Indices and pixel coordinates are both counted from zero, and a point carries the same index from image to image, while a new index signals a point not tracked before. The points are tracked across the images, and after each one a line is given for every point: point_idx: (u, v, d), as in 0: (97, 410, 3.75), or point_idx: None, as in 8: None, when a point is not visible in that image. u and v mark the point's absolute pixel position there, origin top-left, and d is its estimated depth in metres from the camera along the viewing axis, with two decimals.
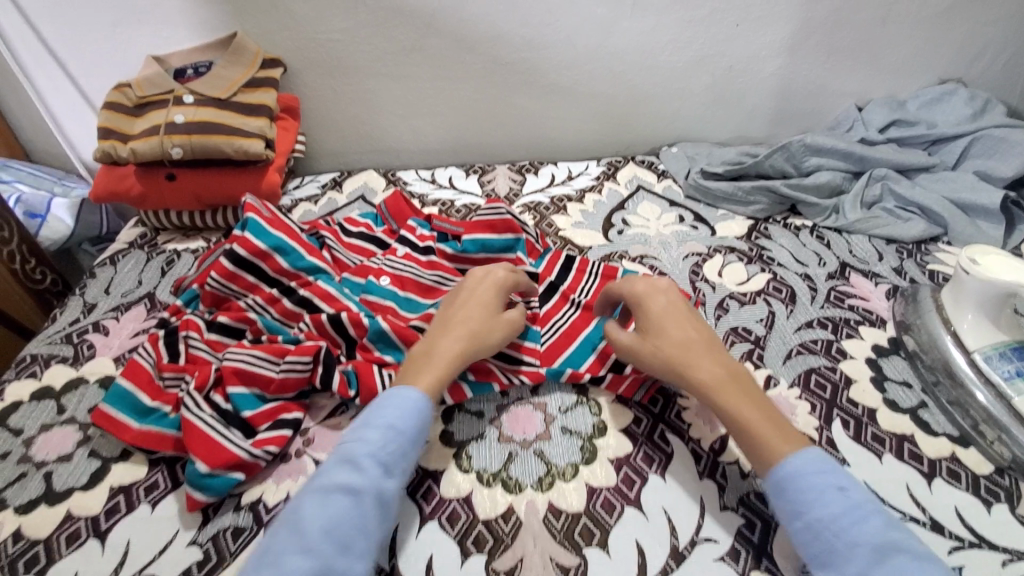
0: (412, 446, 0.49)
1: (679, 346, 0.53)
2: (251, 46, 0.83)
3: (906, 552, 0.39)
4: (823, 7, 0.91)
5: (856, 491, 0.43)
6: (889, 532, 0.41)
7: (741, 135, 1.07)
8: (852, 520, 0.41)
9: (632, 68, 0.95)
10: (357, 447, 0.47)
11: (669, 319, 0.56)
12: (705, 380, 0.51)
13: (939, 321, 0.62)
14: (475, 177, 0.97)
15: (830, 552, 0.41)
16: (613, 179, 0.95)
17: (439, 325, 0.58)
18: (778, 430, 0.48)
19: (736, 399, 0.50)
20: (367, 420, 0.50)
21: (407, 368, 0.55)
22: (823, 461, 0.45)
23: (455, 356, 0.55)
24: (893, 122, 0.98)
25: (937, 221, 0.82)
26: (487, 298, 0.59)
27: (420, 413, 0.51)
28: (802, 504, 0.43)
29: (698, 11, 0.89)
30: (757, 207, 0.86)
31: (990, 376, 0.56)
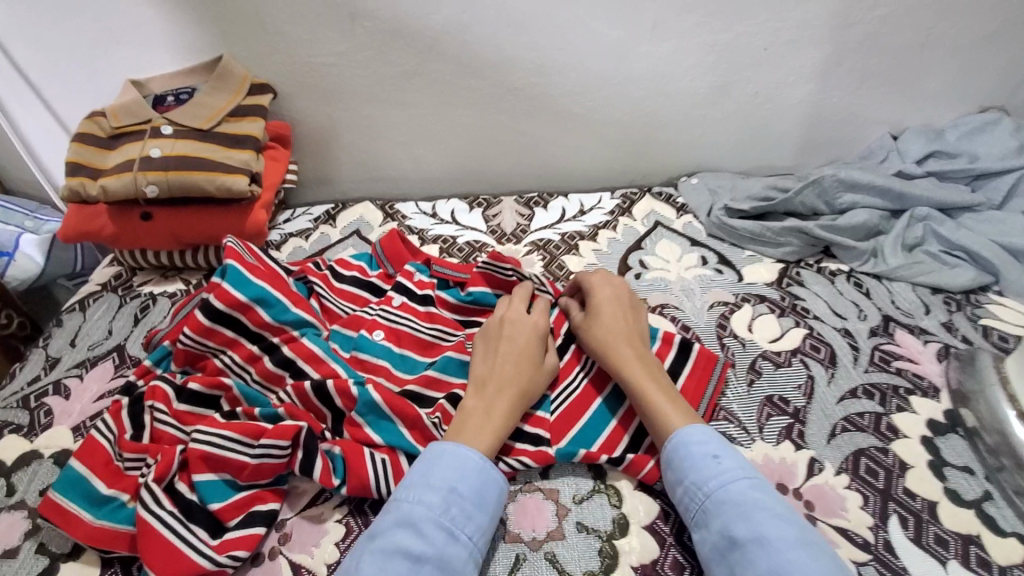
0: (476, 509, 0.46)
1: (607, 331, 0.58)
2: (238, 71, 0.77)
3: (765, 509, 0.43)
4: (858, 30, 0.84)
5: (729, 458, 0.47)
6: (750, 492, 0.44)
7: (765, 165, 1.00)
8: (720, 483, 0.45)
9: (649, 95, 0.88)
10: (419, 510, 0.44)
11: (606, 309, 0.60)
12: (617, 360, 0.55)
13: (1004, 395, 0.56)
14: (479, 210, 0.90)
15: (705, 514, 0.45)
16: (628, 214, 0.88)
17: (486, 372, 0.55)
18: (677, 409, 0.51)
19: (642, 378, 0.54)
20: (425, 477, 0.46)
21: (462, 425, 0.51)
22: (707, 432, 0.49)
23: (512, 409, 0.52)
24: (931, 155, 0.91)
25: (987, 267, 0.75)
26: (528, 340, 0.58)
27: (484, 471, 0.47)
28: (681, 472, 0.47)
29: (722, 35, 0.83)
30: (787, 249, 0.79)
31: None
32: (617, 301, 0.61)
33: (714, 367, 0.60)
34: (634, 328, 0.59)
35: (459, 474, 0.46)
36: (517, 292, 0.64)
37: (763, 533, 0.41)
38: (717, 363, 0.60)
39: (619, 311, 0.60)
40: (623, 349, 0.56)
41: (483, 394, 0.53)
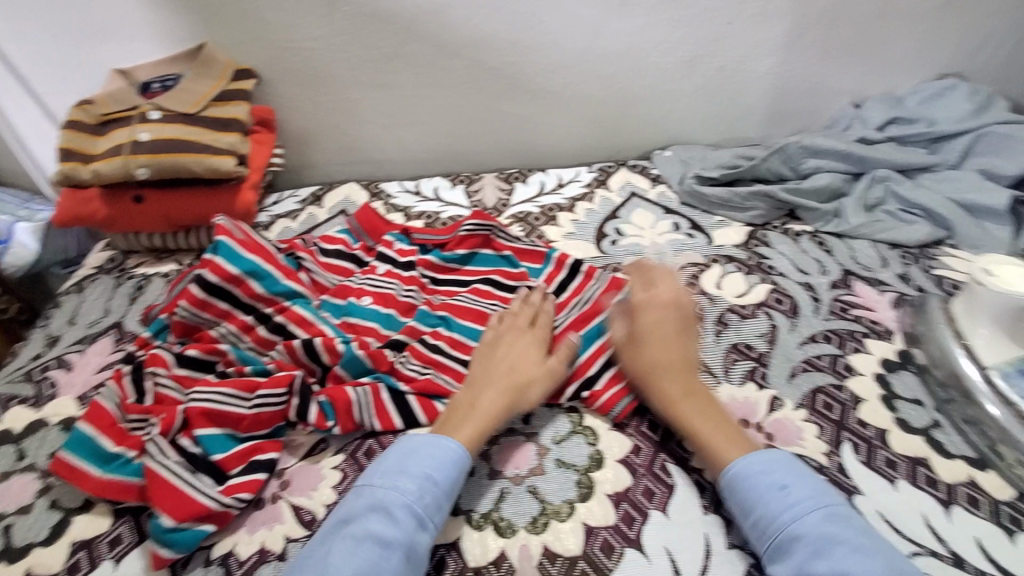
0: (449, 495, 0.48)
1: (649, 354, 0.56)
2: (221, 58, 0.80)
3: (845, 543, 0.42)
4: (818, 2, 0.88)
5: (798, 488, 0.46)
6: (826, 526, 0.43)
7: (735, 136, 1.04)
8: (794, 517, 0.44)
9: (623, 70, 0.92)
10: (392, 496, 0.46)
11: (649, 330, 0.58)
12: (660, 394, 0.54)
13: (950, 333, 0.59)
14: (461, 187, 0.93)
15: (778, 548, 0.44)
16: (604, 186, 0.93)
17: (481, 371, 0.57)
18: (732, 439, 0.50)
19: (689, 411, 0.52)
20: (401, 466, 0.49)
21: (449, 417, 0.53)
22: (768, 459, 0.48)
23: (499, 409, 0.53)
24: (892, 120, 0.96)
25: (942, 222, 0.79)
26: (528, 346, 0.59)
27: (456, 463, 0.49)
28: (746, 503, 0.46)
29: (688, 12, 0.86)
30: (753, 213, 0.83)
31: (1007, 391, 0.54)
32: (664, 325, 0.58)
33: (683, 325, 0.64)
34: (682, 354, 0.57)
35: (434, 462, 0.49)
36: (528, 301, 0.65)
37: (846, 570, 0.40)
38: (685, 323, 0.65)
39: (669, 335, 0.58)
40: (665, 381, 0.54)
41: (473, 392, 0.55)
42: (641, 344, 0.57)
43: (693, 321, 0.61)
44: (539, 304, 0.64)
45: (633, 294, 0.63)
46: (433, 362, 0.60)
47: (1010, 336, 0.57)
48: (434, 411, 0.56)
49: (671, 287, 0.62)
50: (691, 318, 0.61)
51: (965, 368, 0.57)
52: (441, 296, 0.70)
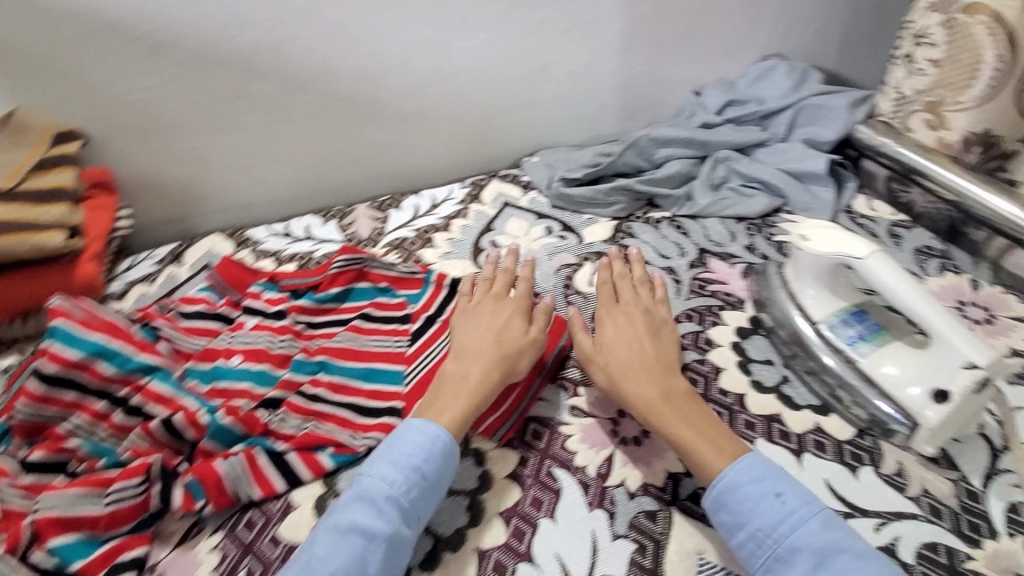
0: (434, 492, 0.50)
1: (627, 369, 0.56)
2: (37, 122, 0.74)
3: (846, 551, 0.43)
4: (644, 4, 0.95)
5: (791, 495, 0.46)
6: (825, 535, 0.44)
7: (596, 135, 1.09)
8: (791, 529, 0.45)
9: (478, 85, 0.94)
10: (379, 486, 0.48)
11: (616, 340, 0.60)
12: (641, 400, 0.54)
13: (787, 296, 0.64)
14: (334, 222, 0.91)
15: (777, 560, 0.44)
16: (477, 200, 0.94)
17: (467, 346, 0.59)
18: (716, 446, 0.50)
19: (669, 416, 0.52)
20: (389, 453, 0.51)
21: (438, 396, 0.55)
22: (756, 466, 0.48)
23: (494, 381, 0.56)
24: (728, 104, 1.05)
25: (778, 193, 0.88)
26: (510, 317, 0.62)
27: (446, 456, 0.51)
28: (740, 515, 0.46)
29: (527, 23, 0.90)
30: (617, 206, 0.88)
31: (834, 341, 0.59)
32: (632, 332, 0.60)
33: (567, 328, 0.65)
34: (656, 357, 0.58)
35: (422, 453, 0.50)
36: (502, 272, 0.70)
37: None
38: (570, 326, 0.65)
39: (641, 346, 0.59)
40: (640, 387, 0.55)
41: (463, 365, 0.57)
42: (613, 359, 0.58)
43: (672, 336, 0.62)
44: (513, 272, 0.70)
45: (600, 308, 0.65)
46: (314, 414, 0.59)
47: (831, 291, 0.62)
48: (315, 464, 0.55)
49: (634, 299, 0.65)
50: (670, 333, 0.62)
51: (801, 327, 0.62)
52: (319, 341, 0.68)
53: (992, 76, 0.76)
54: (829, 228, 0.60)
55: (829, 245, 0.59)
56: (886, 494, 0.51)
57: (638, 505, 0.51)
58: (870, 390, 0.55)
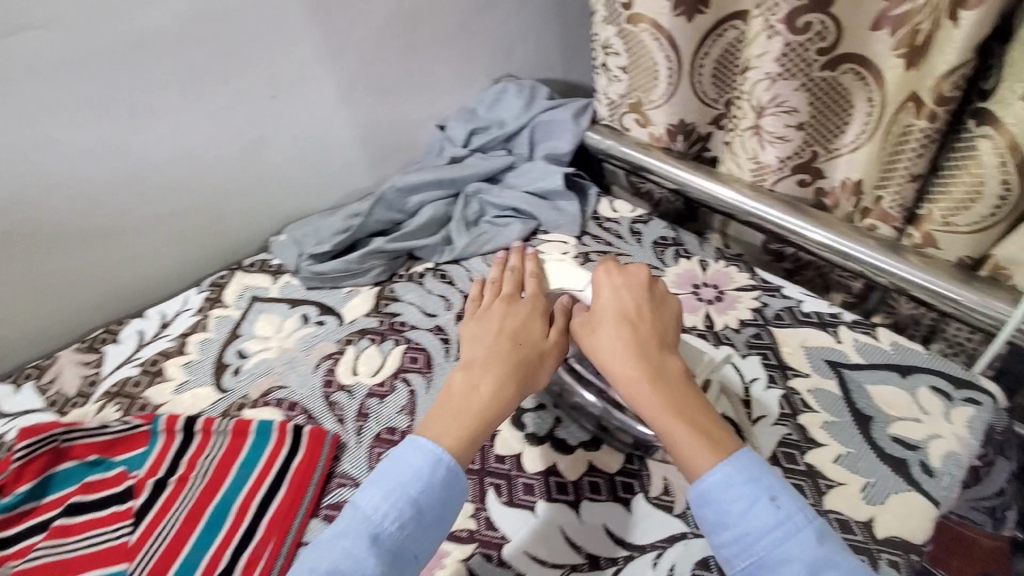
0: (436, 522, 0.47)
1: (616, 348, 0.54)
2: None
3: (839, 566, 0.42)
4: (351, 55, 0.90)
5: (786, 499, 0.45)
6: (820, 544, 0.43)
7: (350, 192, 1.02)
8: (786, 534, 0.43)
9: (183, 174, 0.82)
10: (368, 523, 0.45)
11: (604, 319, 0.57)
12: (630, 385, 0.52)
13: None
14: (30, 384, 0.73)
15: (763, 566, 0.43)
16: (219, 304, 0.81)
17: (482, 354, 0.56)
18: (706, 442, 0.48)
19: (655, 398, 0.51)
20: (386, 474, 0.48)
21: (441, 414, 0.52)
22: (753, 469, 0.46)
23: (505, 397, 0.53)
24: (472, 133, 1.04)
25: (529, 216, 0.89)
26: (527, 319, 0.60)
27: (448, 485, 0.48)
28: (727, 515, 0.45)
29: (219, 100, 0.80)
30: (375, 271, 0.82)
31: (586, 375, 0.60)
32: (627, 306, 0.58)
33: (325, 442, 0.61)
34: (651, 334, 0.56)
35: (419, 482, 0.47)
36: (522, 265, 0.67)
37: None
38: (327, 438, 0.62)
39: (630, 323, 0.56)
40: (625, 364, 0.53)
41: (473, 376, 0.54)
42: (603, 336, 0.56)
43: (672, 315, 0.59)
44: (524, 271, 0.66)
45: (599, 272, 0.62)
46: None
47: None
48: None
49: (638, 270, 0.62)
50: (669, 311, 0.59)
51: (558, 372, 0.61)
52: (11, 565, 0.54)
53: (668, 77, 0.83)
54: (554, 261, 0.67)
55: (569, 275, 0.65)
56: (655, 519, 0.53)
57: None
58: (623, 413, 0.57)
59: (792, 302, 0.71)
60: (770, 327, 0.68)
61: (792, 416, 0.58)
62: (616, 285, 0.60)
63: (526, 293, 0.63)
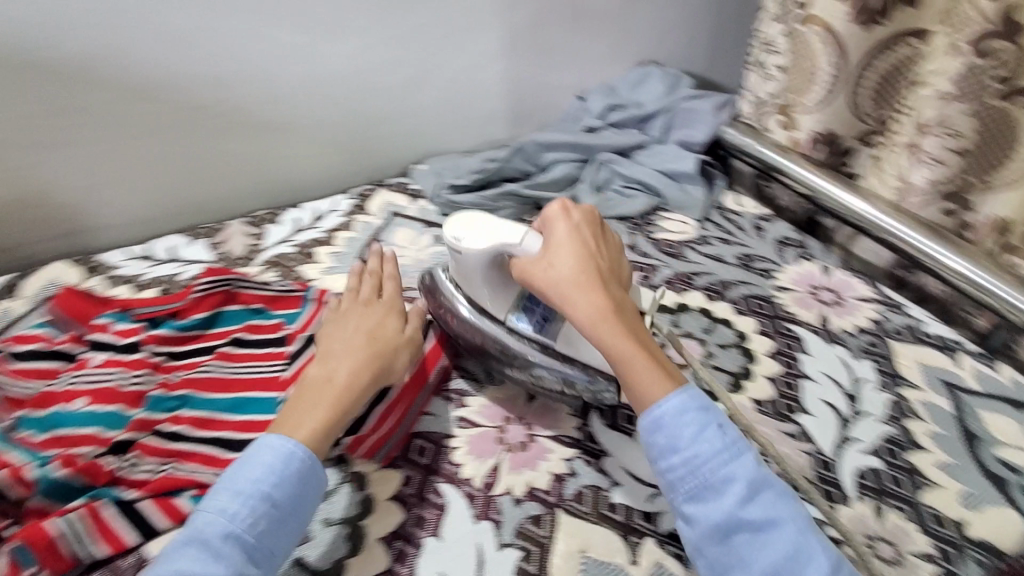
0: (292, 518, 0.46)
1: (580, 277, 0.53)
2: None
3: (771, 489, 0.46)
4: (521, 10, 0.96)
5: (731, 429, 0.48)
6: (754, 469, 0.46)
7: (487, 140, 1.07)
8: (730, 457, 0.46)
9: (358, 91, 0.88)
10: (217, 525, 0.43)
11: (563, 248, 0.55)
12: (591, 316, 0.52)
13: (467, 301, 0.60)
14: (203, 240, 0.84)
15: (706, 489, 0.46)
16: (364, 211, 0.91)
17: (337, 346, 0.55)
18: (658, 371, 0.50)
19: (618, 329, 0.51)
20: (235, 476, 0.46)
21: (299, 402, 0.51)
22: (702, 398, 0.49)
23: (364, 385, 0.53)
24: (610, 108, 1.07)
25: (655, 192, 0.92)
26: (383, 314, 0.60)
27: (304, 475, 0.47)
28: (679, 440, 0.47)
29: (406, 28, 0.87)
30: (505, 211, 0.89)
31: (529, 333, 0.57)
32: (588, 243, 0.56)
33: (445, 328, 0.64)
34: (607, 267, 0.56)
35: (272, 477, 0.46)
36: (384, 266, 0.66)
37: (771, 511, 0.45)
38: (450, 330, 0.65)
39: (591, 253, 0.55)
40: (590, 296, 0.52)
41: (327, 369, 0.53)
42: (564, 265, 0.54)
43: (617, 244, 0.59)
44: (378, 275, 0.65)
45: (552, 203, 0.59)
46: (175, 454, 0.54)
47: (501, 288, 0.58)
48: (176, 512, 0.50)
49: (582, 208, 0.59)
50: (616, 243, 0.60)
51: (499, 334, 0.58)
52: (182, 373, 0.62)
53: (827, 82, 0.84)
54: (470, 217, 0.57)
55: (480, 236, 0.55)
56: None
57: (523, 511, 0.51)
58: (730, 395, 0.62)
59: (913, 322, 0.71)
60: (888, 339, 0.69)
61: (899, 419, 0.60)
62: (574, 217, 0.57)
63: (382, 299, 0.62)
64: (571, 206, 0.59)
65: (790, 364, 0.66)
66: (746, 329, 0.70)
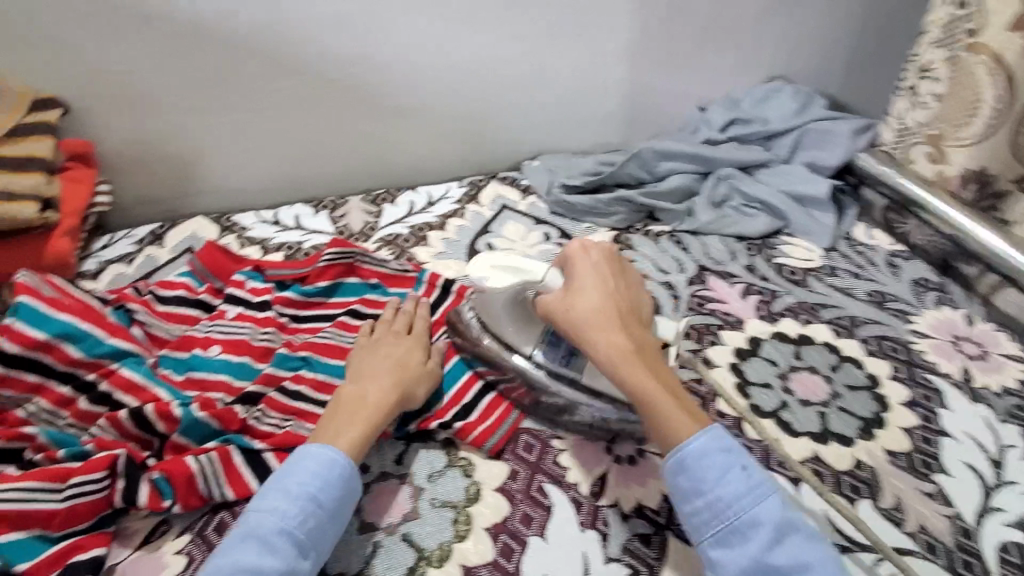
0: (334, 519, 0.45)
1: (599, 317, 0.50)
2: (13, 87, 0.69)
3: (799, 531, 0.43)
4: (654, 15, 0.92)
5: (755, 469, 0.45)
6: (783, 511, 0.43)
7: (599, 143, 1.05)
8: (756, 500, 0.43)
9: (483, 84, 0.89)
10: (267, 523, 0.43)
11: (587, 281, 0.52)
12: (613, 353, 0.49)
13: (489, 336, 0.59)
14: (325, 213, 0.88)
15: (731, 532, 0.43)
16: (476, 201, 0.91)
17: (365, 372, 0.55)
18: (684, 411, 0.47)
19: (642, 371, 0.48)
20: (278, 481, 0.45)
21: (331, 420, 0.50)
22: (726, 438, 0.46)
23: (390, 409, 0.52)
24: (732, 121, 1.02)
25: (778, 214, 0.87)
26: (410, 346, 0.59)
27: (347, 479, 0.46)
28: (702, 482, 0.44)
29: (539, 24, 0.86)
30: (617, 217, 0.87)
31: (550, 367, 0.55)
32: (611, 278, 0.53)
33: None
34: (628, 305, 0.52)
35: (315, 480, 0.45)
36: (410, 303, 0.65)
37: (802, 559, 0.41)
38: None
39: (611, 289, 0.52)
40: (614, 336, 0.49)
41: (359, 390, 0.53)
42: (584, 303, 0.51)
43: (638, 280, 0.56)
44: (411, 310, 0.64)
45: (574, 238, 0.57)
46: (295, 412, 0.56)
47: (525, 325, 0.57)
48: None
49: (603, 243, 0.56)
50: (638, 279, 0.56)
51: (524, 366, 0.56)
52: (304, 335, 0.66)
53: (991, 116, 0.77)
54: (485, 256, 0.60)
55: (505, 274, 0.58)
56: (884, 528, 0.52)
57: (631, 527, 0.49)
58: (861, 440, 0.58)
59: None
60: None
61: None
62: (593, 252, 0.54)
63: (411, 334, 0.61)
64: (590, 244, 0.56)
65: (928, 418, 0.61)
66: (879, 373, 0.65)
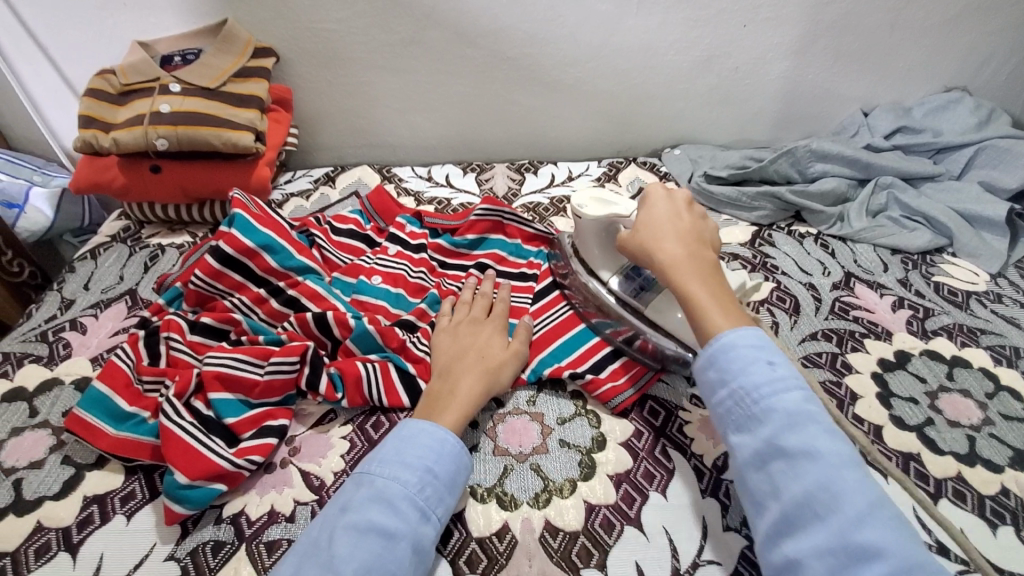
0: (450, 489, 0.47)
1: (653, 233, 0.54)
2: (243, 35, 0.79)
3: (818, 424, 0.39)
4: (832, 10, 0.87)
5: (784, 366, 0.42)
6: (804, 404, 0.40)
7: (742, 138, 1.03)
8: (774, 390, 0.41)
9: (636, 68, 0.91)
10: (393, 487, 0.44)
11: (656, 212, 0.55)
12: (663, 262, 0.51)
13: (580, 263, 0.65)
14: (472, 175, 0.94)
15: (749, 420, 0.41)
16: (614, 180, 0.94)
17: (451, 361, 0.56)
18: (724, 311, 0.47)
19: (687, 273, 0.50)
20: (399, 450, 0.47)
21: (427, 408, 0.52)
22: (760, 338, 0.44)
23: (478, 396, 0.53)
24: (899, 129, 0.95)
25: (942, 231, 0.81)
26: (490, 333, 0.59)
27: (457, 455, 0.48)
28: (729, 371, 0.43)
29: (707, 11, 0.85)
30: (760, 212, 0.85)
31: (622, 296, 0.61)
32: (678, 213, 0.55)
33: None
34: (695, 230, 0.54)
35: (433, 454, 0.47)
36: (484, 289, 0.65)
37: (815, 447, 0.38)
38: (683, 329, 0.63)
39: (681, 215, 0.55)
40: (667, 244, 0.52)
41: (449, 380, 0.54)
42: (645, 221, 0.55)
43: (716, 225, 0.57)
44: (490, 295, 0.65)
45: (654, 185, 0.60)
46: None
47: (609, 252, 0.63)
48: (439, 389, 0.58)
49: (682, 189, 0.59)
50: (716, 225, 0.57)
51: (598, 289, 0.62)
52: (450, 281, 0.72)
53: None
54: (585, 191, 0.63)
55: (602, 206, 0.60)
56: None
57: None
58: (1010, 470, 0.54)
59: None
60: None
61: None
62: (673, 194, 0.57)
63: (489, 320, 0.61)
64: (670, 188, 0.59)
65: None
66: None
